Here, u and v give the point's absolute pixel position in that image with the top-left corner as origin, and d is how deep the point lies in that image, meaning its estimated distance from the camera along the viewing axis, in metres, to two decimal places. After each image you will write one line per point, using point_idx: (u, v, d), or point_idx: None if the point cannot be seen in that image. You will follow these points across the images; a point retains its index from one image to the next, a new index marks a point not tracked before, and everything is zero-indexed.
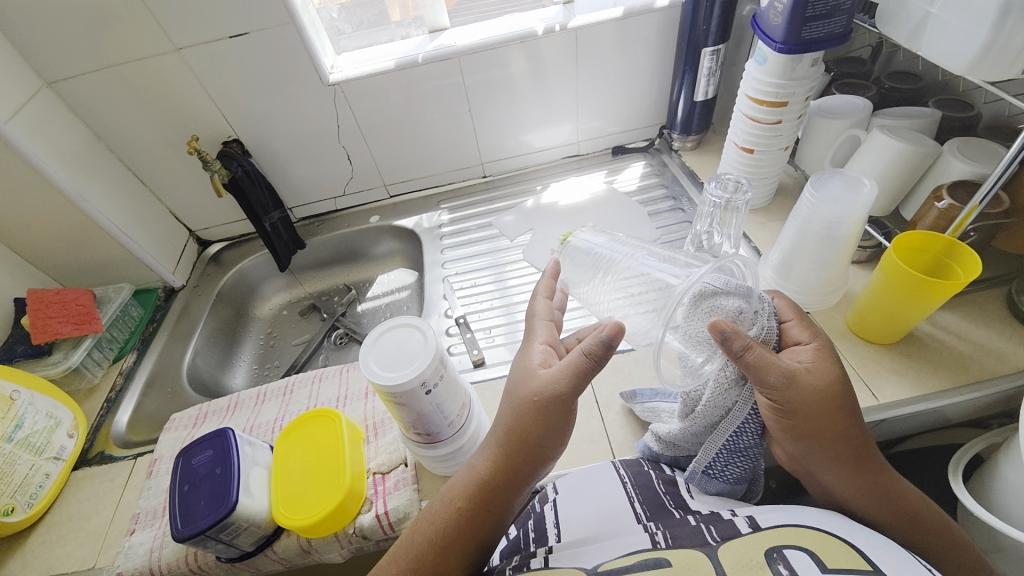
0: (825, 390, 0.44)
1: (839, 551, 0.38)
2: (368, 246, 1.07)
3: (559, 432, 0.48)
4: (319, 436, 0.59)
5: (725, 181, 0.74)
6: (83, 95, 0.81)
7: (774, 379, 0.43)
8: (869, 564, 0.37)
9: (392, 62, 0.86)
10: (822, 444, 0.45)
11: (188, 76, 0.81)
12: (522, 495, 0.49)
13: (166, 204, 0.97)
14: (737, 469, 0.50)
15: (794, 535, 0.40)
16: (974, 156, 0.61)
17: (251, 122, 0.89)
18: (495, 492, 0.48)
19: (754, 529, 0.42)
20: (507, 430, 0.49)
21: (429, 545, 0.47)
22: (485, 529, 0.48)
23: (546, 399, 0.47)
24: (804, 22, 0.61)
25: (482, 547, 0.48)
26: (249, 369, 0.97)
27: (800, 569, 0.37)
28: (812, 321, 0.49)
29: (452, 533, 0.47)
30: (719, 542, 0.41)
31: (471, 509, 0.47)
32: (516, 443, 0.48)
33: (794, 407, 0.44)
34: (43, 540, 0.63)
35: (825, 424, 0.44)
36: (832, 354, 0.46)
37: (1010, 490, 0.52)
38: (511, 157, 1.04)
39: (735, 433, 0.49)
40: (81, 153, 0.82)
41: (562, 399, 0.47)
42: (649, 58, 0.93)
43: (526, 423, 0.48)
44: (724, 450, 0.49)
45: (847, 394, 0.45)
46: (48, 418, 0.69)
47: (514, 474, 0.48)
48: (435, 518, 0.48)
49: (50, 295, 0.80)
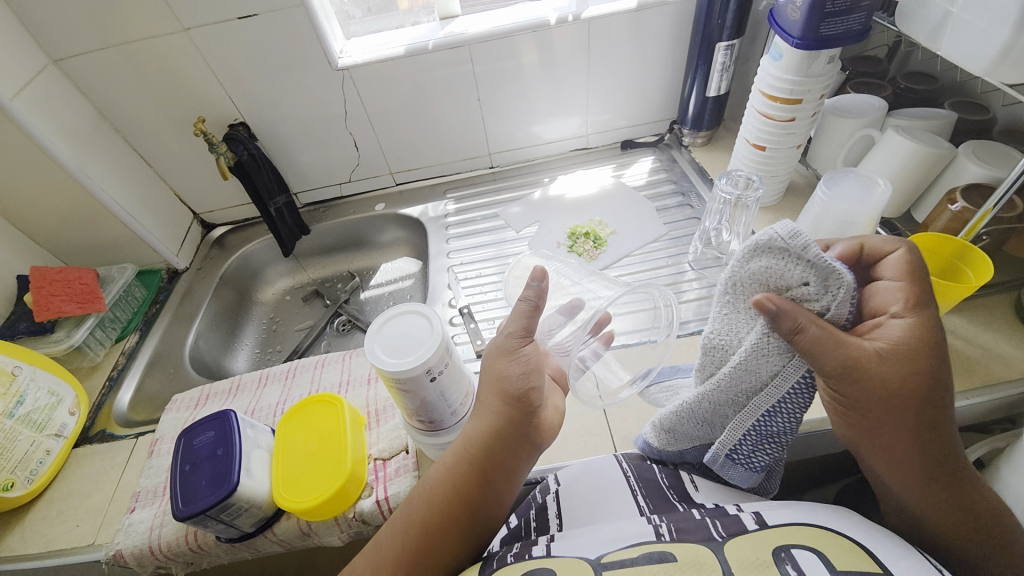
0: (905, 370, 0.41)
1: (848, 552, 0.39)
2: (373, 234, 1.06)
3: (521, 382, 0.51)
4: (321, 421, 0.59)
5: (736, 177, 0.73)
6: (90, 73, 0.80)
7: (841, 366, 0.41)
8: (879, 565, 0.37)
9: (402, 48, 0.85)
10: (889, 420, 0.42)
11: (195, 56, 0.80)
12: (512, 477, 0.50)
13: (171, 186, 0.96)
14: (768, 454, 0.48)
15: (803, 535, 0.40)
16: (989, 160, 0.60)
17: (259, 105, 0.88)
18: (483, 485, 0.49)
19: (760, 526, 0.42)
20: (495, 397, 0.51)
21: (419, 515, 0.47)
22: (476, 514, 0.48)
23: (507, 342, 0.53)
24: (822, 18, 0.60)
25: (474, 531, 0.48)
26: (251, 352, 0.97)
27: (809, 568, 0.37)
28: (907, 292, 0.43)
29: (441, 531, 0.47)
30: (724, 538, 0.41)
31: (462, 484, 0.48)
32: (502, 410, 0.50)
33: (860, 388, 0.41)
34: (43, 516, 0.63)
35: (893, 414, 0.42)
36: (924, 332, 0.42)
37: (1012, 495, 0.52)
38: (519, 148, 1.03)
39: (767, 413, 0.46)
40: (86, 131, 0.81)
41: (511, 340, 0.53)
42: (662, 51, 0.92)
43: (510, 388, 0.51)
44: (753, 433, 0.47)
45: (924, 383, 0.41)
46: (50, 395, 0.69)
47: (504, 449, 0.49)
48: (423, 509, 0.48)
49: (54, 273, 0.80)
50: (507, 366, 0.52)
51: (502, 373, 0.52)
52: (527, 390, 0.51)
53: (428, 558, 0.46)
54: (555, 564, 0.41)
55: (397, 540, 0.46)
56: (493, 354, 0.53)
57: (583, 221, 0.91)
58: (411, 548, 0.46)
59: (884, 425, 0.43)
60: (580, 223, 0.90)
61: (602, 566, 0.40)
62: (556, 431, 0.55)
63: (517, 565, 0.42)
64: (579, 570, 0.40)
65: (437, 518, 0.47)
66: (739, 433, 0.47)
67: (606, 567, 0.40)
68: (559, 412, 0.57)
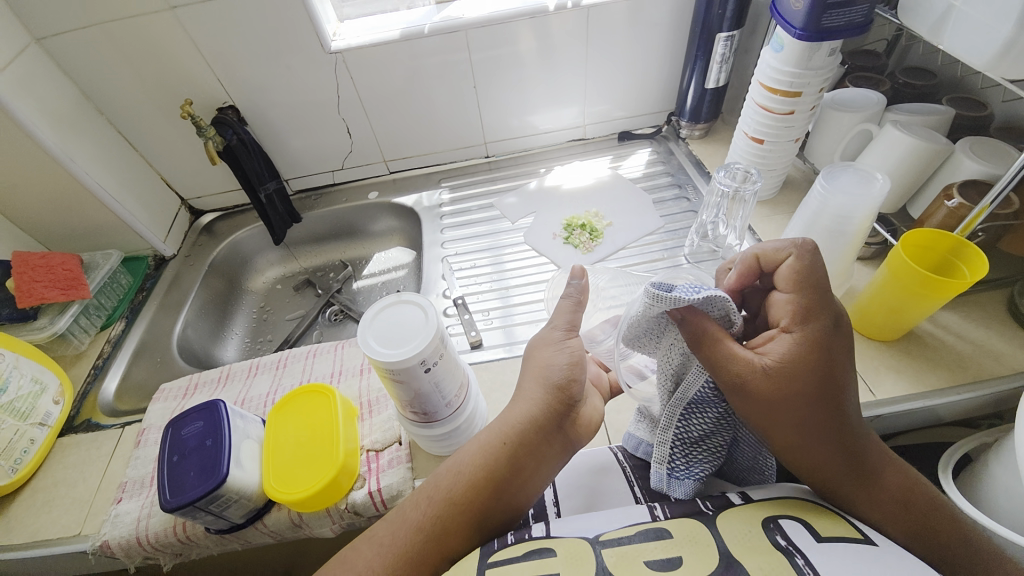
0: (794, 377, 0.41)
1: (831, 522, 0.40)
2: (366, 223, 1.05)
3: (564, 373, 0.50)
4: (312, 411, 0.59)
5: (734, 170, 0.72)
6: (73, 52, 0.77)
7: (735, 369, 0.41)
8: (860, 533, 0.39)
9: (397, 32, 0.83)
10: (790, 428, 0.41)
11: (182, 35, 0.78)
12: (543, 470, 0.48)
13: (159, 170, 0.94)
14: (700, 461, 0.46)
15: (787, 507, 0.41)
16: (987, 156, 0.60)
17: (249, 89, 0.86)
18: (507, 477, 0.47)
19: (746, 501, 0.43)
20: (534, 384, 0.50)
21: (442, 487, 0.47)
22: (495, 508, 0.46)
23: (552, 335, 0.53)
24: (825, 9, 0.60)
25: (497, 515, 0.46)
26: (241, 342, 0.95)
27: (797, 538, 0.38)
28: (820, 295, 0.43)
29: (458, 512, 0.45)
30: (715, 512, 0.42)
31: (491, 466, 0.47)
32: (540, 396, 0.49)
33: (747, 401, 0.41)
34: (28, 506, 0.62)
35: (789, 417, 0.41)
36: (822, 338, 0.41)
37: (999, 488, 0.53)
38: (515, 138, 1.02)
39: (684, 419, 0.45)
40: (69, 112, 0.78)
41: (556, 331, 0.52)
42: (661, 41, 0.91)
43: (551, 376, 0.50)
44: (678, 442, 0.46)
45: (810, 394, 0.41)
46: (33, 383, 0.67)
47: (539, 438, 0.48)
48: (443, 492, 0.46)
49: (37, 259, 0.77)
50: (551, 357, 0.51)
51: (545, 362, 0.51)
52: (568, 381, 0.49)
53: (444, 530, 0.45)
54: (555, 544, 0.41)
55: (419, 508, 0.46)
56: (537, 346, 0.53)
57: (580, 213, 0.90)
58: (432, 518, 0.45)
59: (787, 426, 0.41)
60: (577, 214, 0.89)
61: (601, 544, 0.40)
62: (594, 431, 0.52)
63: (518, 545, 0.42)
64: (579, 552, 0.39)
65: (462, 492, 0.46)
66: (663, 443, 0.46)
67: (604, 545, 0.40)
68: (600, 412, 0.54)
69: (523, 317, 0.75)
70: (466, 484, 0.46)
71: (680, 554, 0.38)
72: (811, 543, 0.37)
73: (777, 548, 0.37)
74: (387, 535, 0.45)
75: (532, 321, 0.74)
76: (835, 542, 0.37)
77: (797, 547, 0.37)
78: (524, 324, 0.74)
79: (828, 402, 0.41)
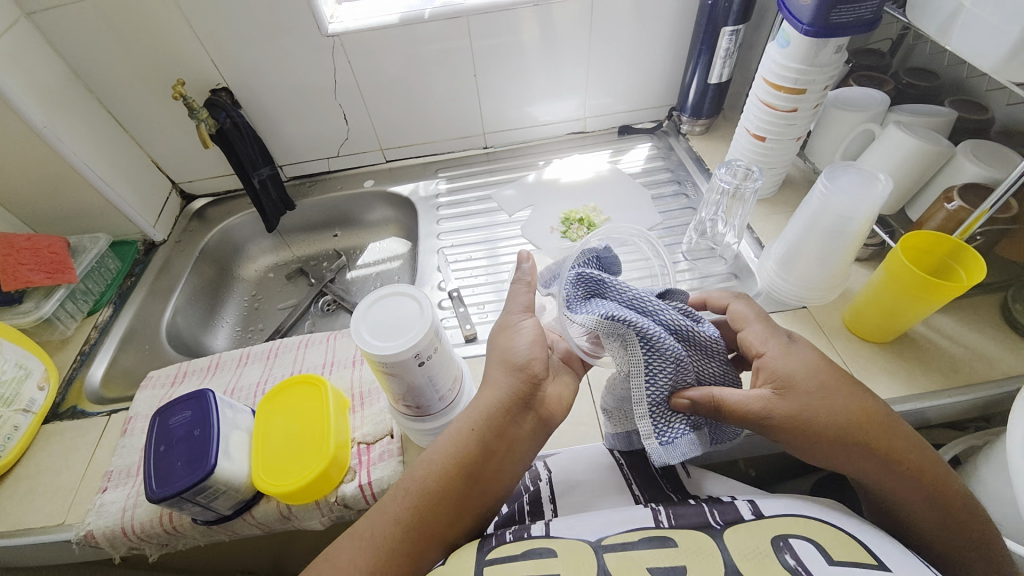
0: (796, 392, 0.44)
1: (845, 546, 0.40)
2: (361, 212, 1.03)
3: (526, 354, 0.49)
4: (303, 402, 0.58)
5: (735, 166, 0.72)
6: (61, 28, 0.75)
7: (753, 409, 0.44)
8: (874, 558, 0.38)
9: (395, 16, 0.81)
10: (817, 435, 0.43)
11: (175, 14, 0.75)
12: (517, 451, 0.47)
13: (149, 153, 0.92)
14: (680, 419, 0.46)
15: (798, 526, 0.41)
16: (987, 159, 0.60)
17: (244, 71, 0.84)
18: (477, 463, 0.46)
19: (756, 516, 0.42)
20: (494, 367, 0.50)
21: (416, 479, 0.46)
22: (470, 498, 0.46)
23: (513, 317, 0.52)
24: (834, 5, 0.58)
25: (476, 502, 0.46)
26: (231, 330, 0.94)
27: (809, 560, 0.38)
28: (771, 323, 0.49)
29: (436, 503, 0.45)
30: (722, 526, 0.41)
31: (464, 453, 0.46)
32: (503, 376, 0.49)
33: (776, 425, 0.44)
34: (10, 494, 0.61)
35: (817, 425, 0.43)
36: (789, 350, 0.47)
37: (987, 491, 0.53)
38: (514, 129, 1.01)
39: (651, 380, 0.45)
40: (58, 90, 0.76)
41: (513, 315, 0.52)
42: (665, 33, 0.89)
43: (514, 358, 0.49)
44: (656, 407, 0.46)
45: (825, 404, 0.44)
46: (17, 368, 0.65)
47: (507, 422, 0.47)
48: (423, 485, 0.46)
49: (21, 240, 0.75)
50: (510, 342, 0.50)
51: (507, 347, 0.50)
52: (528, 361, 0.49)
53: (423, 519, 0.45)
54: (554, 545, 0.41)
55: (397, 500, 0.46)
56: (497, 332, 0.52)
57: (578, 207, 0.89)
58: (409, 509, 0.45)
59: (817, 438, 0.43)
60: (575, 209, 0.89)
61: (603, 548, 0.40)
62: (566, 410, 0.50)
63: (516, 543, 0.42)
64: (581, 555, 0.40)
65: (438, 479, 0.45)
66: (644, 416, 0.46)
67: (606, 550, 0.40)
68: (570, 389, 0.52)
69: None
70: (438, 475, 0.46)
71: (685, 564, 0.38)
72: (822, 567, 0.37)
73: (787, 569, 0.37)
74: (367, 529, 0.45)
75: None
76: (847, 566, 0.37)
77: (808, 570, 0.37)
78: None
79: (836, 412, 0.44)
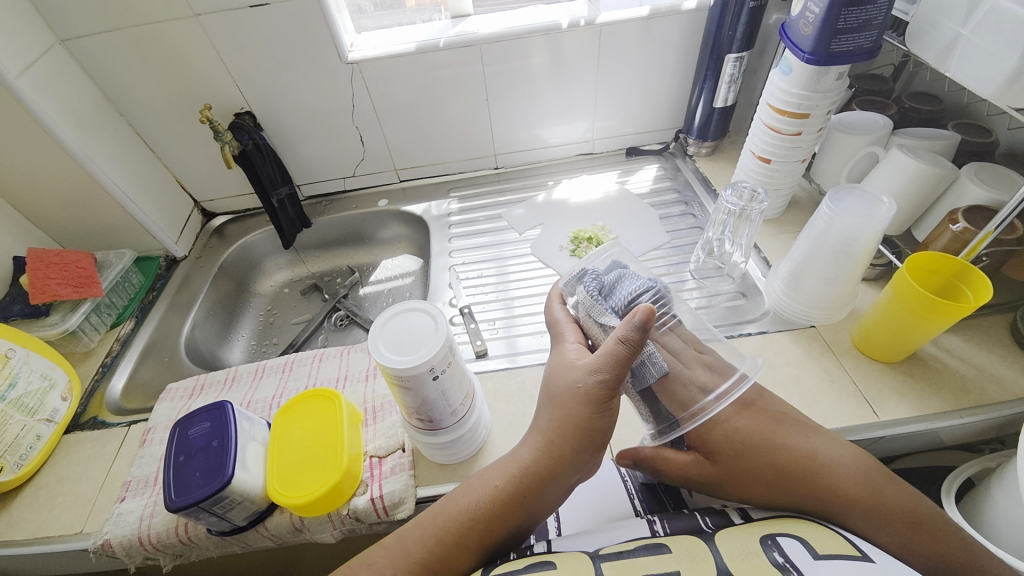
0: (726, 454, 0.49)
1: (828, 539, 0.41)
2: (375, 230, 1.06)
3: (597, 430, 0.47)
4: (318, 416, 0.59)
5: (741, 189, 0.74)
6: (96, 55, 0.79)
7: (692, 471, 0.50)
8: (857, 550, 0.39)
9: (413, 44, 0.85)
10: (774, 490, 0.47)
11: (205, 44, 0.80)
12: (558, 502, 0.50)
13: (173, 172, 0.96)
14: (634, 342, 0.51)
15: (784, 526, 0.42)
16: (991, 182, 0.61)
17: (267, 95, 0.88)
18: (521, 517, 0.48)
19: (746, 520, 0.45)
20: (558, 438, 0.47)
21: (448, 526, 0.47)
22: (506, 542, 0.48)
23: (589, 388, 0.47)
24: (834, 34, 0.60)
25: (509, 543, 0.49)
26: (247, 344, 0.96)
27: (794, 556, 0.39)
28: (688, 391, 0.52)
29: (465, 551, 0.46)
30: (713, 529, 0.44)
31: (505, 507, 0.47)
32: (574, 453, 0.47)
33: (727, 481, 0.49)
34: (31, 503, 0.62)
35: (760, 473, 0.47)
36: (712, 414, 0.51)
37: (1000, 512, 0.52)
38: (524, 150, 1.03)
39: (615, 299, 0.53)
40: (91, 114, 0.80)
41: (601, 389, 0.46)
42: (670, 59, 0.92)
43: (583, 435, 0.47)
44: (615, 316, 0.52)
45: (763, 456, 0.48)
46: (43, 379, 0.68)
47: (560, 486, 0.48)
48: (454, 531, 0.47)
49: (51, 256, 0.78)
50: (586, 416, 0.47)
51: (579, 421, 0.47)
52: (598, 435, 0.47)
53: (448, 562, 0.46)
54: (555, 558, 0.42)
55: (423, 545, 0.46)
56: (571, 396, 0.47)
57: (587, 226, 0.91)
58: (439, 556, 0.46)
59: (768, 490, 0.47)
60: (584, 227, 0.90)
61: (601, 557, 0.41)
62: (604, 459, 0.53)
63: (519, 558, 0.42)
64: (580, 564, 0.41)
65: (447, 531, 0.47)
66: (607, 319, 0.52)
67: (603, 558, 0.41)
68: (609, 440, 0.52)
69: (525, 328, 0.75)
70: (469, 526, 0.47)
71: (677, 570, 0.39)
72: (808, 561, 0.38)
73: (774, 565, 0.38)
74: (389, 566, 0.46)
75: (535, 333, 0.74)
76: (832, 560, 0.38)
77: (794, 564, 0.38)
78: (526, 335, 0.74)
79: (757, 468, 0.48)
